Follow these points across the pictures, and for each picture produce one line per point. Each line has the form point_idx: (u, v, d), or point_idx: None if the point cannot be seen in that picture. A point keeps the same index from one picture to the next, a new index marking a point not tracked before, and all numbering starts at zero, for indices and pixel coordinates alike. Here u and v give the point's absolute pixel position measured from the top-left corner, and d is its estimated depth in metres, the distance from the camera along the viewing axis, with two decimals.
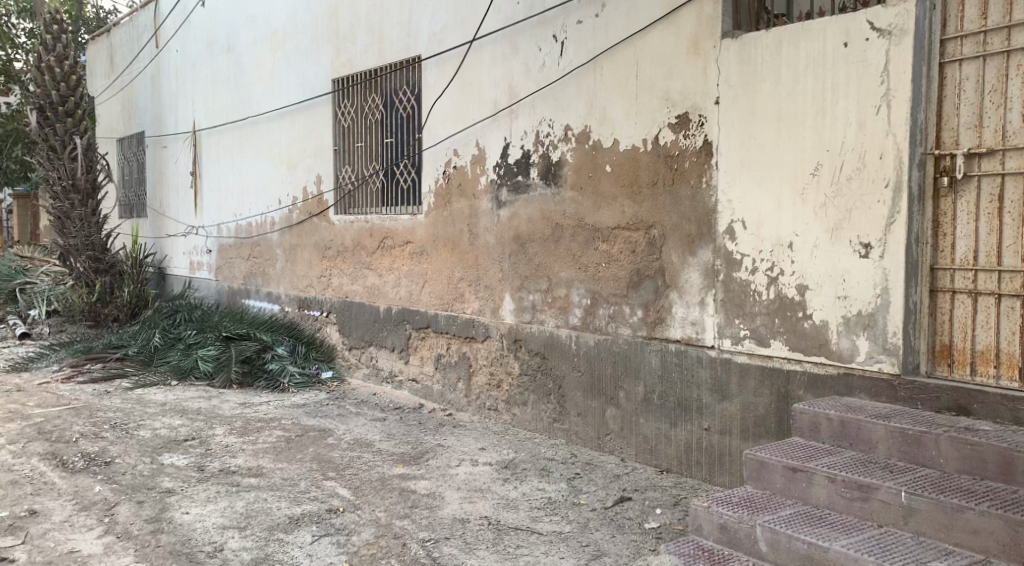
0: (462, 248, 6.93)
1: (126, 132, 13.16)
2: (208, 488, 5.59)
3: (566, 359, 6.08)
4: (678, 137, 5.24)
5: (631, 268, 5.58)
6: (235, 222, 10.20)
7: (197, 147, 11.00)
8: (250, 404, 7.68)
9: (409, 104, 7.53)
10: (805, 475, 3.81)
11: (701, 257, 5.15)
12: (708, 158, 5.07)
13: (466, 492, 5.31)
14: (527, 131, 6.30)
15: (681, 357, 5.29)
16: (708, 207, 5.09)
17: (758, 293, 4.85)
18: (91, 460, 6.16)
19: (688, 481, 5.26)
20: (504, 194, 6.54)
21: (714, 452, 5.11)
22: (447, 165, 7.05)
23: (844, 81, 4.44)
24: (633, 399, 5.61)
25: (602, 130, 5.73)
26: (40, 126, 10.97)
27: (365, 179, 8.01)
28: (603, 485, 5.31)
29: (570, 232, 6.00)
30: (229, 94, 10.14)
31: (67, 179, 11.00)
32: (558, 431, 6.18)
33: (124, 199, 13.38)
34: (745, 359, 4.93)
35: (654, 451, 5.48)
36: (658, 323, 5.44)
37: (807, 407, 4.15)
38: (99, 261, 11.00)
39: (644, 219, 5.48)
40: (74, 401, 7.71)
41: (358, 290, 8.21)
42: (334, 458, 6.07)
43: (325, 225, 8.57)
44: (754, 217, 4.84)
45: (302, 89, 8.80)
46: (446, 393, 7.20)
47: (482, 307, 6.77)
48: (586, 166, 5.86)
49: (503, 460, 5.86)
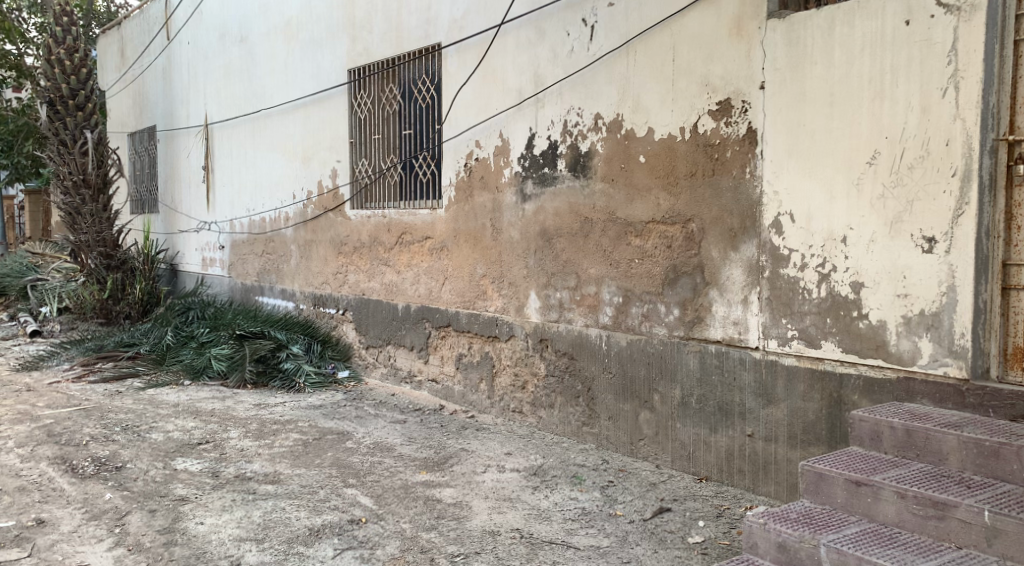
0: (485, 244, 6.64)
1: (138, 126, 12.91)
2: (224, 496, 5.32)
3: (596, 359, 5.79)
4: (719, 125, 4.94)
5: (667, 264, 5.28)
6: (249, 217, 9.93)
7: (209, 140, 10.74)
8: (265, 405, 7.42)
9: (428, 94, 7.24)
10: (870, 490, 3.52)
11: (743, 253, 4.86)
12: (752, 147, 4.78)
13: (495, 501, 5.02)
14: (555, 120, 6.00)
15: (722, 359, 5.00)
16: (752, 199, 4.80)
17: (807, 291, 4.56)
18: (102, 465, 5.90)
19: (730, 490, 4.97)
20: (530, 187, 6.24)
21: (759, 459, 4.84)
22: (469, 157, 6.76)
23: (905, 62, 4.14)
24: (669, 403, 5.32)
25: (635, 118, 5.43)
26: (50, 120, 10.70)
27: (382, 172, 7.72)
28: (639, 495, 5.02)
29: (600, 226, 5.70)
30: (241, 86, 9.88)
31: (78, 174, 10.73)
32: (587, 435, 5.89)
33: (136, 194, 13.14)
34: (794, 361, 4.64)
35: (692, 458, 5.20)
36: (697, 322, 5.14)
37: (867, 414, 3.85)
38: (110, 258, 10.84)
39: (681, 212, 5.18)
40: (85, 402, 7.46)
41: (375, 287, 7.93)
42: (354, 463, 5.79)
43: (341, 220, 8.30)
44: (804, 210, 4.55)
45: (317, 80, 8.52)
46: (468, 394, 6.92)
47: (506, 305, 6.48)
48: (617, 156, 5.56)
49: (531, 467, 5.57)
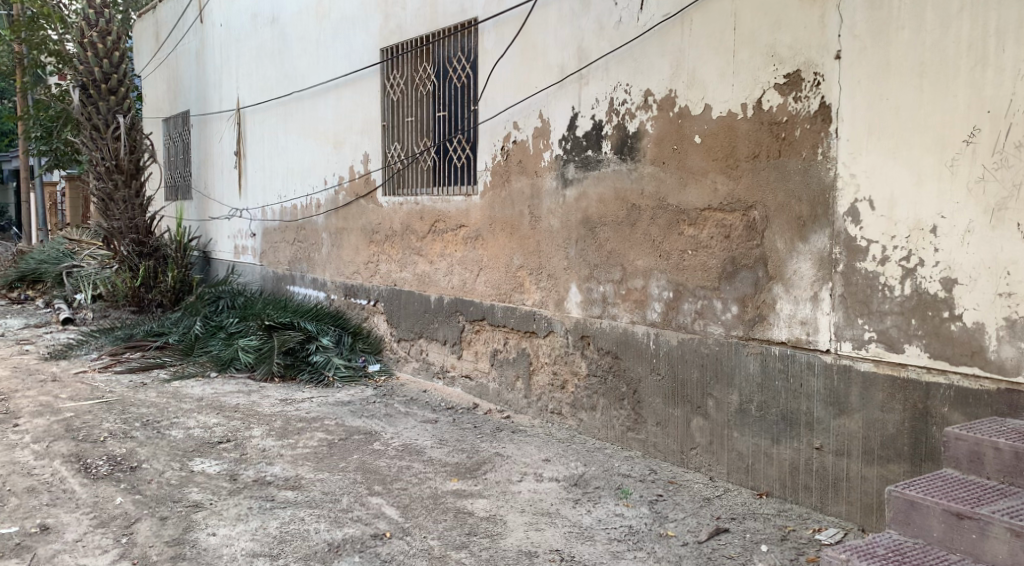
0: (522, 233, 6.15)
1: (172, 111, 12.59)
2: (240, 503, 4.86)
3: (642, 359, 5.28)
4: (786, 101, 4.42)
5: (724, 256, 4.78)
6: (280, 204, 9.54)
7: (241, 125, 10.36)
8: (292, 400, 7.00)
9: (464, 73, 6.73)
10: (975, 525, 3.04)
11: (813, 244, 4.34)
12: (825, 125, 4.25)
13: (532, 516, 4.56)
14: (599, 99, 5.48)
15: (787, 362, 4.50)
16: (824, 183, 4.28)
17: (888, 288, 4.05)
18: (116, 464, 5.46)
19: (795, 508, 4.48)
20: (571, 171, 5.73)
21: (828, 475, 4.34)
22: (506, 140, 6.26)
23: (1014, 24, 3.62)
24: (725, 409, 4.82)
25: (690, 94, 4.90)
26: (82, 104, 10.34)
27: (415, 157, 7.25)
28: (691, 511, 4.55)
29: (649, 214, 5.19)
30: (273, 68, 9.46)
31: (111, 160, 10.34)
32: (632, 441, 5.40)
33: (170, 180, 12.83)
34: (871, 366, 4.13)
35: (751, 471, 4.71)
36: (758, 321, 4.64)
37: (965, 432, 3.36)
38: (143, 245, 10.58)
39: (742, 198, 4.67)
40: (107, 394, 7.09)
41: (408, 278, 7.49)
42: (381, 468, 5.32)
43: (372, 207, 7.87)
44: (886, 196, 4.02)
45: (349, 60, 8.07)
46: (503, 393, 6.45)
47: (545, 299, 6.00)
48: (669, 137, 5.04)
49: (571, 476, 5.09)
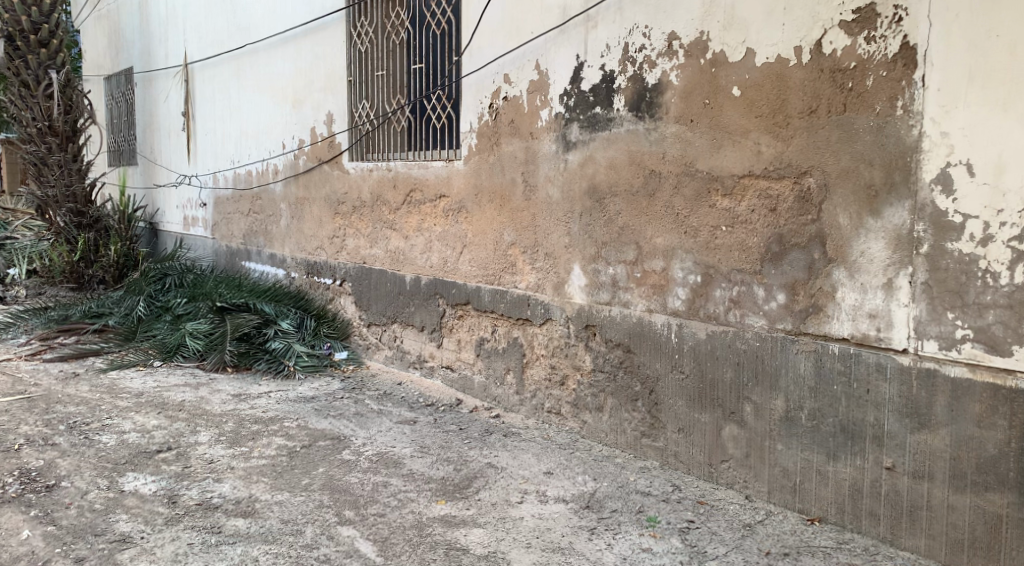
0: (514, 204, 5.27)
1: (114, 68, 11.41)
2: (179, 537, 3.89)
3: (661, 355, 4.45)
4: (857, 42, 3.61)
5: (769, 233, 3.96)
6: (233, 169, 8.56)
7: (188, 82, 9.32)
8: (246, 396, 6.07)
9: (444, 18, 5.76)
10: None
11: (887, 219, 3.56)
12: (908, 72, 3.46)
13: (541, 554, 3.74)
14: (610, 43, 4.59)
15: (849, 364, 3.70)
16: (906, 144, 3.49)
17: (991, 275, 3.32)
18: (29, 483, 4.44)
19: (856, 539, 3.71)
20: (575, 132, 4.85)
21: (901, 502, 3.58)
22: (495, 96, 5.36)
23: None
24: (766, 418, 4.01)
25: (727, 38, 4.04)
26: (8, 57, 9.13)
27: (386, 116, 6.31)
28: (734, 545, 3.77)
29: (672, 183, 4.34)
30: (224, 17, 8.41)
31: (43, 121, 9.22)
32: (647, 450, 4.57)
33: (112, 144, 11.69)
34: (965, 372, 3.39)
35: (799, 491, 3.91)
36: (812, 313, 3.83)
37: None
38: (82, 216, 9.47)
39: (793, 162, 3.85)
40: (30, 390, 6.09)
41: (378, 255, 6.57)
42: (352, 487, 4.42)
43: (337, 173, 6.92)
44: (992, 158, 3.28)
45: (310, 6, 7.07)
46: (491, 388, 5.59)
47: (541, 281, 5.13)
48: (700, 88, 4.17)
49: (580, 496, 4.26)
